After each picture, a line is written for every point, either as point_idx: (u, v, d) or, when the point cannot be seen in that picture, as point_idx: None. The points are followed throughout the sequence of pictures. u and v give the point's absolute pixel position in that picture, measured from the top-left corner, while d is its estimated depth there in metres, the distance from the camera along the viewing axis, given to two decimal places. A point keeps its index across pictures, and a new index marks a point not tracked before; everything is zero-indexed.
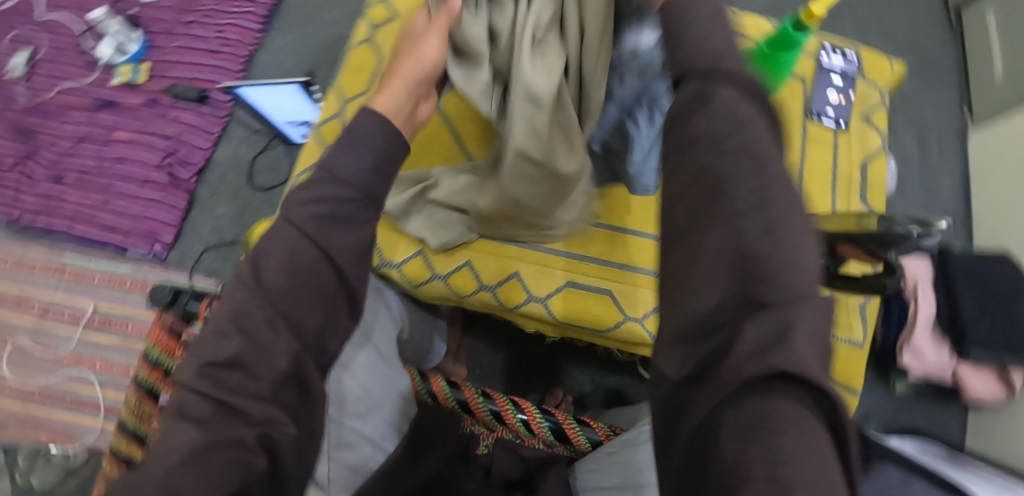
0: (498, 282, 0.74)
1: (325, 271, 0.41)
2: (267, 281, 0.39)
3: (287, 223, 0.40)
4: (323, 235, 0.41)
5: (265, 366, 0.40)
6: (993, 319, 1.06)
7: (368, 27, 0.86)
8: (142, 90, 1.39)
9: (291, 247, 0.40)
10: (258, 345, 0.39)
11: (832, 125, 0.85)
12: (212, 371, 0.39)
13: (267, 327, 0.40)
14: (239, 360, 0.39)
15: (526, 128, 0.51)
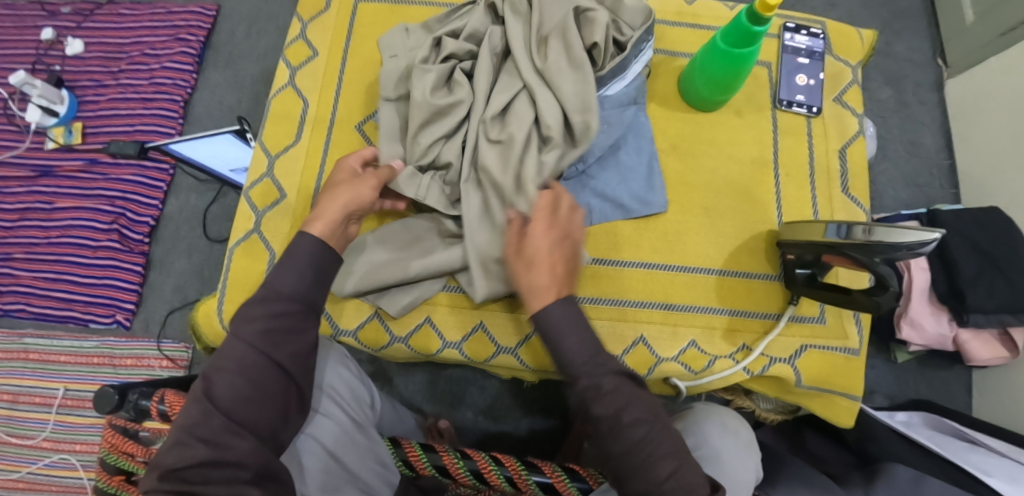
0: (461, 337, 0.69)
1: (279, 376, 0.53)
2: (224, 399, 0.50)
3: (241, 342, 0.52)
4: (267, 348, 0.52)
5: (233, 466, 0.49)
6: (992, 282, 1.02)
7: (289, 72, 0.79)
8: (79, 151, 1.31)
9: (245, 363, 0.51)
10: (225, 447, 0.49)
11: (803, 112, 0.78)
12: (193, 475, 0.47)
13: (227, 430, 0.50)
14: (214, 459, 0.48)
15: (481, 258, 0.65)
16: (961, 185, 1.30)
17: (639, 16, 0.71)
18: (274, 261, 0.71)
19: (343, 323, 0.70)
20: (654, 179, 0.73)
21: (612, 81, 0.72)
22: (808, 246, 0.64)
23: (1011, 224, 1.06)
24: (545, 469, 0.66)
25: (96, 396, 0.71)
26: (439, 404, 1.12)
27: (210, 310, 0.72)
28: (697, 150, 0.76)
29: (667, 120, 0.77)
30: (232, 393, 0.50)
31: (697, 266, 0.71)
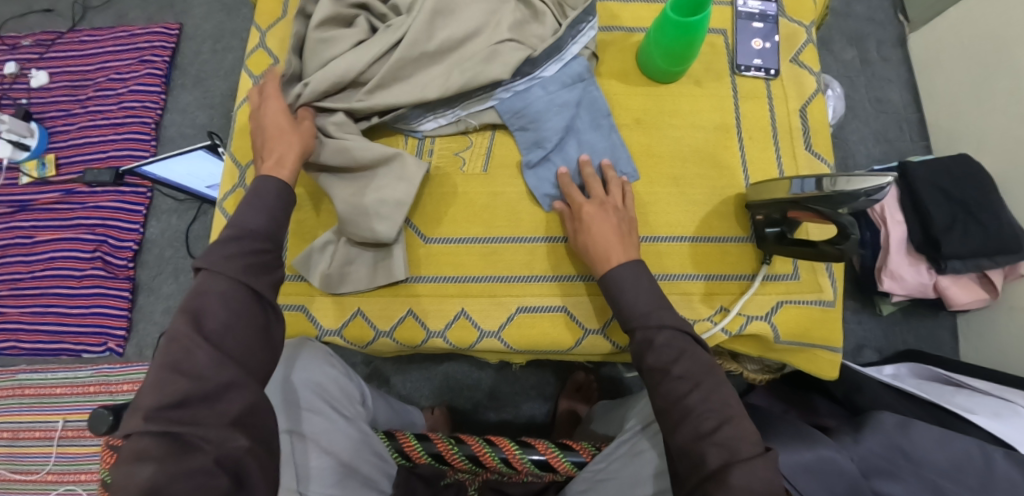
0: (445, 325, 0.70)
1: (255, 303, 0.52)
2: (212, 330, 0.49)
3: (221, 278, 0.51)
4: (248, 277, 0.52)
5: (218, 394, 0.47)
6: (965, 227, 1.04)
7: (251, 82, 0.79)
8: (54, 183, 1.31)
9: (226, 293, 0.51)
10: (209, 378, 0.47)
11: (761, 75, 0.79)
12: (176, 413, 0.46)
13: (212, 365, 0.48)
14: (199, 392, 0.47)
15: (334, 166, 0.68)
16: (931, 137, 1.32)
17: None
18: None
19: (327, 323, 0.71)
20: (620, 153, 0.74)
21: (548, 63, 0.73)
22: (775, 204, 0.65)
23: (979, 169, 1.08)
24: (538, 447, 0.68)
25: (90, 419, 0.72)
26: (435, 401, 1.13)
27: None
28: (661, 122, 0.77)
29: (629, 95, 0.78)
30: (218, 321, 0.50)
31: (671, 233, 0.73)
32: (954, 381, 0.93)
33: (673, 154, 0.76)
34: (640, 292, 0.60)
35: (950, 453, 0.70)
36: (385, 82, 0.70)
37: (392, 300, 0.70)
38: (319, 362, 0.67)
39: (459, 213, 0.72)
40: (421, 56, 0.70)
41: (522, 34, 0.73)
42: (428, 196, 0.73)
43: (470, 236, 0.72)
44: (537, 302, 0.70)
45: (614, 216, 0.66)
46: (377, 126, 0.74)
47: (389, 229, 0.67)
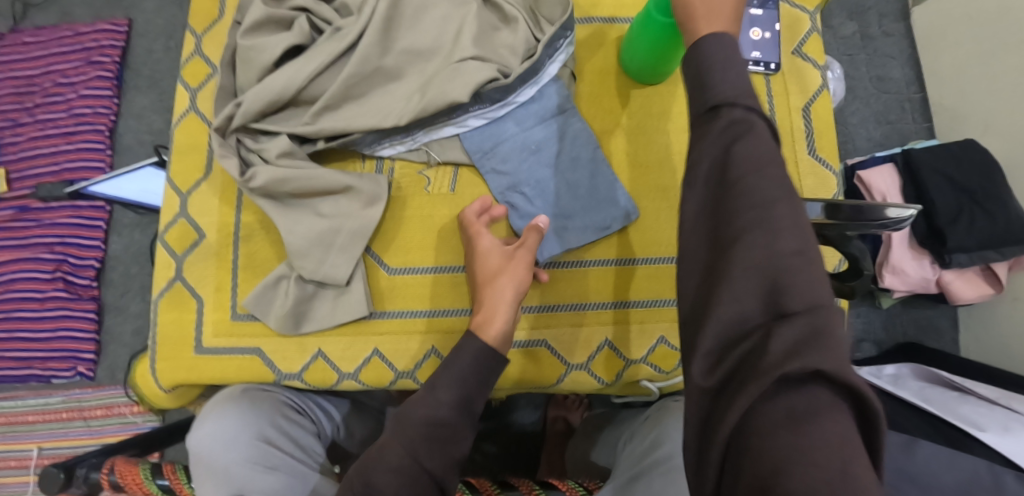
0: (413, 365, 0.63)
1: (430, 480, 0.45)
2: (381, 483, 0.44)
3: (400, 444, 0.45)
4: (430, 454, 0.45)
5: None
6: (971, 217, 0.99)
7: (189, 95, 0.72)
8: (7, 200, 1.23)
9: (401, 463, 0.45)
10: None
11: (761, 70, 0.72)
12: None
13: None
14: None
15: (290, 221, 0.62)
16: (934, 118, 1.25)
17: (556, 9, 0.67)
18: (203, 307, 0.65)
19: (286, 367, 0.64)
20: (603, 173, 0.66)
21: (523, 87, 0.65)
22: None
23: (990, 158, 1.02)
24: (522, 487, 0.65)
25: (40, 478, 0.65)
26: None
27: (146, 371, 0.67)
28: (648, 126, 0.70)
29: (613, 96, 0.71)
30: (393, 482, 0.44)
31: (660, 254, 0.67)
32: (959, 386, 0.89)
33: (664, 160, 0.69)
34: (732, 74, 0.36)
35: (959, 475, 0.67)
36: (335, 101, 0.63)
37: (354, 340, 0.64)
38: (260, 400, 0.62)
39: (424, 241, 0.65)
40: (374, 72, 0.63)
41: (489, 48, 0.65)
42: (391, 220, 0.66)
43: (438, 265, 0.65)
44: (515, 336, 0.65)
45: None
46: (327, 150, 0.67)
47: (343, 265, 0.62)
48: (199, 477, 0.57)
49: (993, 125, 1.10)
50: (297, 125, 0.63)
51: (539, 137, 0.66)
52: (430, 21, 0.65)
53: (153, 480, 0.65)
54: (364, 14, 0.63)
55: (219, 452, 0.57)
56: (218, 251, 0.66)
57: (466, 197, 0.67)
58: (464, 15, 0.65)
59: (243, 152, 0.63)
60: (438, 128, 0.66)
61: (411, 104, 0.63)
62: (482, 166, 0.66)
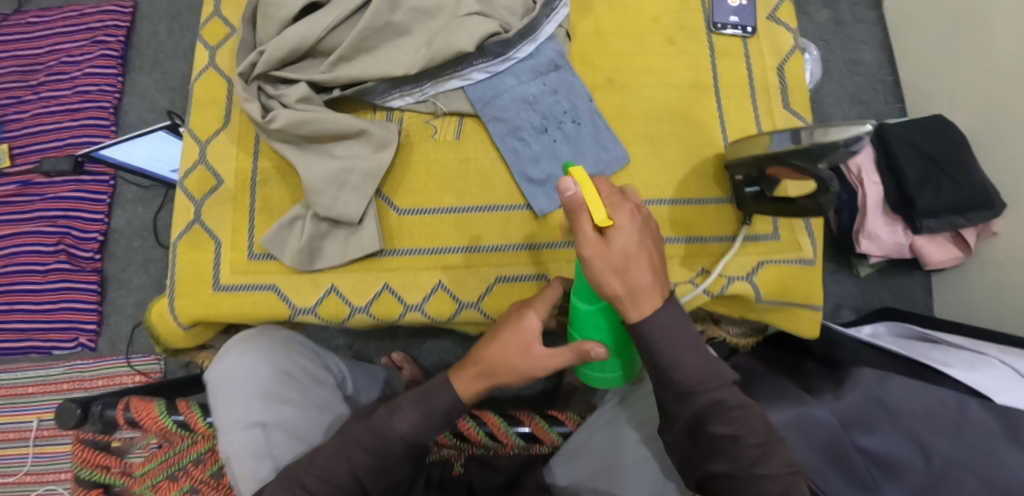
0: (422, 297, 0.67)
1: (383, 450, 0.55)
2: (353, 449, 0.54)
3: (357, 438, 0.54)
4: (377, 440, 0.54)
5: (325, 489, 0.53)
6: (938, 185, 1.05)
7: (207, 53, 0.75)
8: (10, 175, 1.24)
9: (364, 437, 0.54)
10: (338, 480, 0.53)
11: (738, 33, 0.77)
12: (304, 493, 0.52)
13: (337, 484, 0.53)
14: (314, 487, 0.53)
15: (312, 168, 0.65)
16: (906, 99, 1.33)
17: None
18: (221, 248, 0.69)
19: (300, 302, 0.67)
20: (598, 122, 0.71)
21: (522, 43, 0.70)
22: (752, 161, 0.63)
23: (952, 128, 1.10)
24: (523, 420, 0.68)
25: (59, 413, 0.68)
26: (399, 341, 1.08)
27: (163, 309, 0.70)
28: (637, 84, 0.75)
29: (600, 54, 0.76)
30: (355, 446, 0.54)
31: (649, 197, 0.70)
32: (930, 337, 0.94)
33: (654, 114, 0.74)
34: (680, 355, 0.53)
35: (928, 402, 0.68)
36: (349, 53, 0.67)
37: (365, 275, 0.67)
38: (278, 338, 0.66)
39: (430, 184, 0.69)
40: (384, 28, 0.68)
41: (491, 7, 0.70)
42: (400, 165, 0.70)
43: (444, 206, 0.69)
44: (516, 271, 0.68)
45: (632, 245, 0.51)
46: (340, 100, 0.71)
47: (356, 203, 0.65)
48: (216, 408, 0.59)
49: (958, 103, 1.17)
50: (313, 75, 0.67)
51: (537, 89, 0.71)
52: None
53: (168, 415, 0.68)
54: None
55: (244, 383, 0.60)
56: (236, 195, 0.70)
57: (468, 144, 0.71)
58: None
59: (264, 99, 0.67)
60: (444, 82, 0.70)
61: (419, 56, 0.67)
62: (486, 115, 0.70)
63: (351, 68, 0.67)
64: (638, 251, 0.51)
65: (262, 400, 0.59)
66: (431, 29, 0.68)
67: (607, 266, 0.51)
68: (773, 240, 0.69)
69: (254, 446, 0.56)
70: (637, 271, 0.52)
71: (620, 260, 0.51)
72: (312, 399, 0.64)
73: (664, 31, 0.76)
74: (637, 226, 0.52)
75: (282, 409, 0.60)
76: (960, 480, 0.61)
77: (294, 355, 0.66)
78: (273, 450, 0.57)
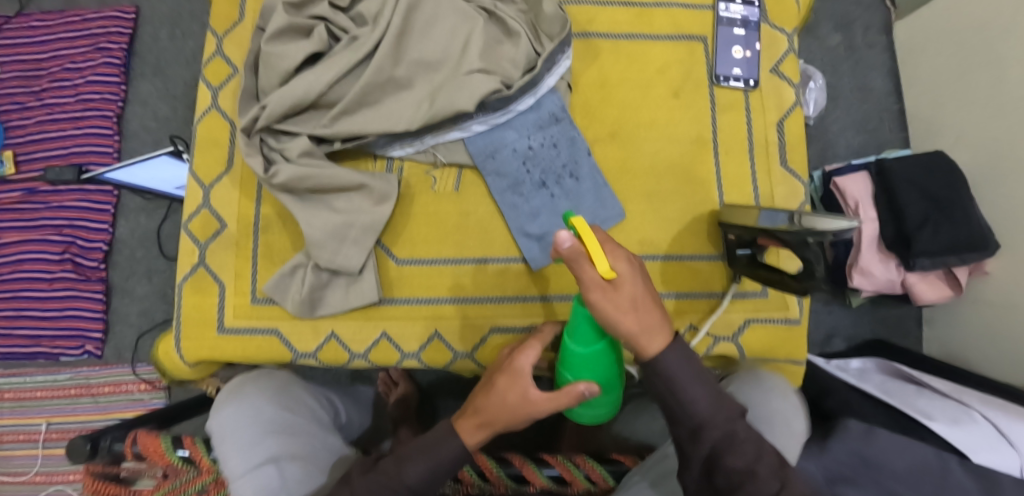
0: (419, 347, 0.69)
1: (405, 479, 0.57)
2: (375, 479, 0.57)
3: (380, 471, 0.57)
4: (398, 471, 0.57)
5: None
6: (935, 225, 1.06)
7: (210, 93, 0.77)
8: (15, 181, 1.26)
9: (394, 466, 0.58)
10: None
11: (740, 86, 0.77)
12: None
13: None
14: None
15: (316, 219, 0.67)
16: (909, 129, 1.33)
17: (556, 25, 0.72)
18: (225, 291, 0.71)
19: (301, 347, 0.69)
20: (595, 177, 0.72)
21: (523, 97, 0.71)
22: (743, 227, 0.65)
23: (953, 167, 1.10)
24: (515, 464, 0.71)
25: (69, 449, 0.70)
26: None
27: (169, 348, 0.73)
28: (636, 137, 0.75)
29: (603, 105, 0.76)
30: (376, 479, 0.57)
31: (642, 252, 0.72)
32: (916, 379, 0.97)
33: (653, 168, 0.75)
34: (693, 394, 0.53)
35: (911, 459, 0.73)
36: (351, 107, 0.68)
37: (364, 323, 0.69)
38: (273, 391, 0.70)
39: (430, 236, 0.71)
40: (385, 82, 0.69)
41: (493, 61, 0.70)
42: (400, 216, 0.72)
43: (442, 258, 0.71)
44: (510, 323, 0.70)
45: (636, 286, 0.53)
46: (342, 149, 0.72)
47: (357, 255, 0.67)
48: (223, 454, 0.60)
49: (962, 140, 1.17)
50: (316, 127, 0.68)
51: (536, 142, 0.72)
52: (437, 34, 0.70)
53: (173, 450, 0.70)
54: (377, 28, 0.68)
55: (245, 427, 0.62)
56: (239, 240, 0.72)
57: (468, 195, 0.72)
58: (470, 29, 0.70)
59: (266, 151, 0.68)
60: (444, 134, 0.71)
61: (420, 111, 0.68)
62: (486, 167, 0.72)
63: (353, 121, 0.68)
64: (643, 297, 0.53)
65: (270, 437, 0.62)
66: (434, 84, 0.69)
67: (617, 309, 0.52)
68: (763, 299, 0.71)
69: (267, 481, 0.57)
70: (642, 308, 0.53)
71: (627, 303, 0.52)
72: (313, 439, 0.67)
73: (667, 83, 0.77)
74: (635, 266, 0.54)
75: (291, 445, 0.63)
76: None
77: (290, 401, 0.70)
78: (290, 485, 0.58)
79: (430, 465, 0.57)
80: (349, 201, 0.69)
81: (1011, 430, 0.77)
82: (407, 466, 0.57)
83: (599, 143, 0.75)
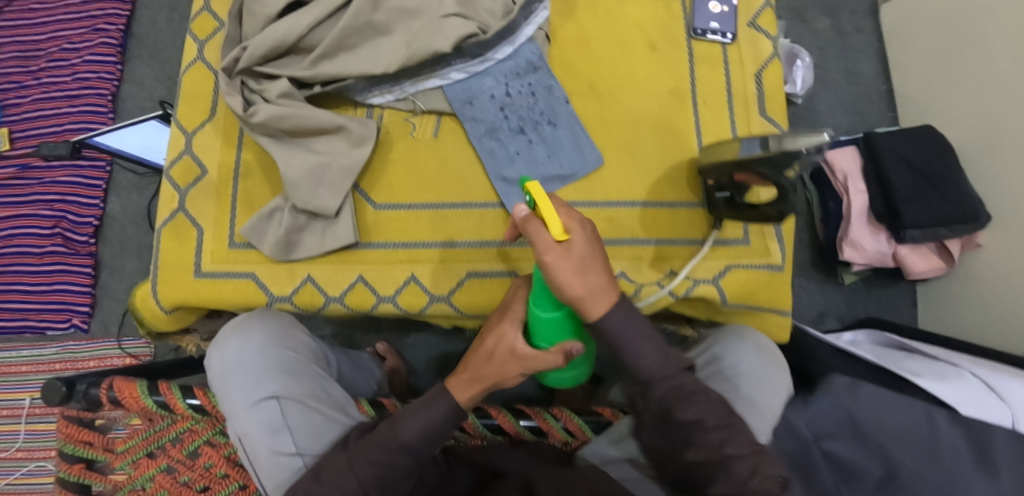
0: (395, 290, 0.68)
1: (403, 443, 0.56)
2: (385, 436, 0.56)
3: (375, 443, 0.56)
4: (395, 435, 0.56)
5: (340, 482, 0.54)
6: (925, 196, 1.06)
7: (196, 46, 0.77)
8: (9, 158, 1.27)
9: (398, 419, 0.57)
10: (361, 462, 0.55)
11: (718, 40, 0.78)
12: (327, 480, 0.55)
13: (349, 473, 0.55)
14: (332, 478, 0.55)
15: (296, 162, 0.67)
16: (899, 109, 1.33)
17: None
18: (203, 237, 0.70)
19: (277, 290, 0.69)
20: (574, 124, 0.72)
21: (501, 45, 0.71)
22: (720, 168, 0.64)
23: (941, 139, 1.10)
24: (492, 414, 0.70)
25: (44, 389, 0.69)
26: (383, 332, 1.10)
27: (146, 294, 0.72)
28: (615, 87, 0.76)
29: (580, 58, 0.76)
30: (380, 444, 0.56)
31: (620, 199, 0.71)
32: (907, 346, 0.95)
33: (633, 117, 0.74)
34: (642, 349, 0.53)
35: (901, 419, 0.71)
36: (330, 51, 0.69)
37: (341, 266, 0.69)
38: (292, 326, 0.69)
39: (407, 180, 0.71)
40: (365, 27, 0.69)
41: (471, 9, 0.71)
42: (378, 161, 0.72)
43: (419, 203, 0.70)
44: (487, 267, 0.69)
45: (587, 249, 0.51)
46: (323, 95, 0.73)
47: (333, 197, 0.67)
48: (226, 387, 0.63)
49: (949, 116, 1.17)
50: (296, 71, 0.69)
51: (515, 89, 0.73)
52: None
53: (149, 396, 0.69)
54: None
55: (248, 361, 0.63)
56: (218, 186, 0.72)
57: (445, 142, 0.72)
58: None
59: (247, 94, 0.69)
60: (423, 82, 0.72)
61: (398, 54, 0.68)
62: (466, 115, 0.72)
63: (333, 65, 0.69)
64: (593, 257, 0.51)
65: (274, 374, 0.63)
66: (412, 29, 0.70)
67: (567, 270, 0.50)
68: (744, 245, 0.70)
69: (273, 418, 0.60)
70: (594, 274, 0.51)
71: (574, 268, 0.50)
72: (319, 375, 0.68)
73: (646, 36, 0.77)
74: (586, 229, 0.52)
75: (296, 381, 0.64)
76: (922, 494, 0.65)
77: (298, 331, 0.71)
78: (289, 423, 0.61)
79: (423, 421, 0.57)
80: (330, 144, 0.69)
81: (1001, 387, 0.75)
82: (399, 425, 0.56)
83: (579, 94, 0.75)
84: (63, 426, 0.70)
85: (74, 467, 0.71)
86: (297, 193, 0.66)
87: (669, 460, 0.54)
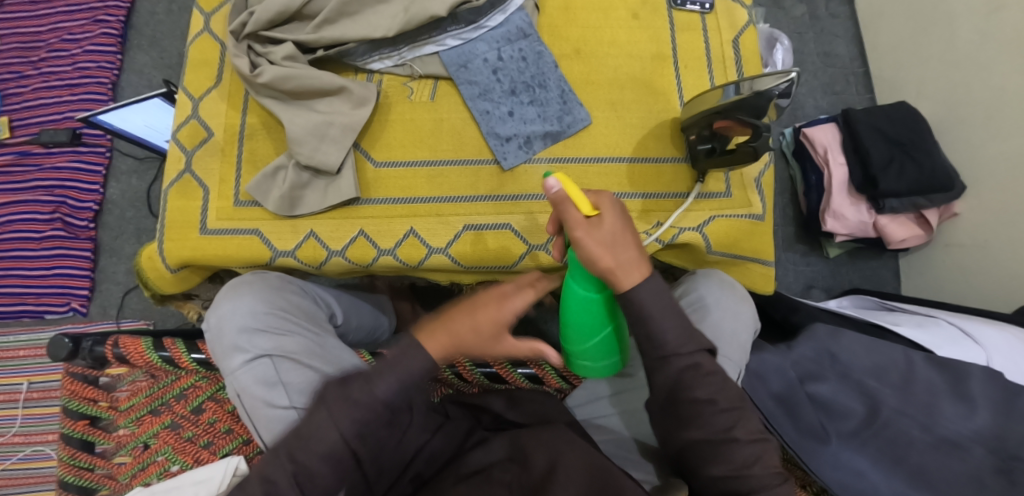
0: (395, 243, 0.71)
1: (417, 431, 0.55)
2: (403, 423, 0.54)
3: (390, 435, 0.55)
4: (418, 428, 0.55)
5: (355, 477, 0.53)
6: (902, 165, 1.10)
7: (202, 19, 0.80)
8: (9, 145, 1.29)
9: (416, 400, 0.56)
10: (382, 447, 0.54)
11: (697, 9, 0.82)
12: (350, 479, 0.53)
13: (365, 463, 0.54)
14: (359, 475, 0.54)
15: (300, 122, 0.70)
16: (875, 89, 1.38)
17: None
18: (208, 196, 0.73)
19: (280, 245, 0.71)
20: (563, 87, 0.76)
21: (492, 12, 0.75)
22: (703, 117, 0.68)
23: (917, 113, 1.15)
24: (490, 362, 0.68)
25: (50, 346, 0.71)
26: None
27: (153, 254, 0.74)
28: (601, 52, 0.79)
29: (568, 26, 0.80)
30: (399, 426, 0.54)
31: (608, 154, 0.75)
32: (890, 306, 0.98)
33: (619, 80, 0.78)
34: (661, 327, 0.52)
35: (877, 357, 0.72)
36: (332, 17, 0.72)
37: (343, 221, 0.72)
38: (283, 288, 0.70)
39: (406, 139, 0.74)
40: None
41: None
42: (378, 122, 0.75)
43: (417, 160, 0.74)
44: (483, 220, 0.72)
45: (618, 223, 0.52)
46: (325, 60, 0.76)
47: (336, 153, 0.70)
48: (223, 347, 0.64)
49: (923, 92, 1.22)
50: (301, 35, 0.72)
51: (506, 53, 0.76)
52: None
53: (154, 350, 0.71)
54: None
55: (241, 323, 0.64)
56: (223, 148, 0.74)
57: (441, 105, 0.76)
58: None
59: (253, 57, 0.72)
60: (420, 47, 0.75)
61: (397, 17, 0.71)
62: (460, 78, 0.75)
63: (336, 29, 0.72)
64: (623, 235, 0.51)
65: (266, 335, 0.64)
66: None
67: (599, 246, 0.50)
68: (726, 197, 0.74)
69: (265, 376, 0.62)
70: (625, 251, 0.51)
71: (607, 245, 0.51)
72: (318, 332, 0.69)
73: (629, 6, 0.82)
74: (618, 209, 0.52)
75: (289, 341, 0.64)
76: (903, 428, 0.64)
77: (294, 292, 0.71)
78: (283, 379, 0.62)
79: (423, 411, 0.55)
80: (331, 104, 0.72)
81: (976, 332, 0.78)
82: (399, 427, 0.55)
83: (567, 60, 0.79)
84: (68, 383, 0.72)
85: (78, 423, 0.72)
86: (300, 150, 0.69)
87: (673, 437, 0.55)
